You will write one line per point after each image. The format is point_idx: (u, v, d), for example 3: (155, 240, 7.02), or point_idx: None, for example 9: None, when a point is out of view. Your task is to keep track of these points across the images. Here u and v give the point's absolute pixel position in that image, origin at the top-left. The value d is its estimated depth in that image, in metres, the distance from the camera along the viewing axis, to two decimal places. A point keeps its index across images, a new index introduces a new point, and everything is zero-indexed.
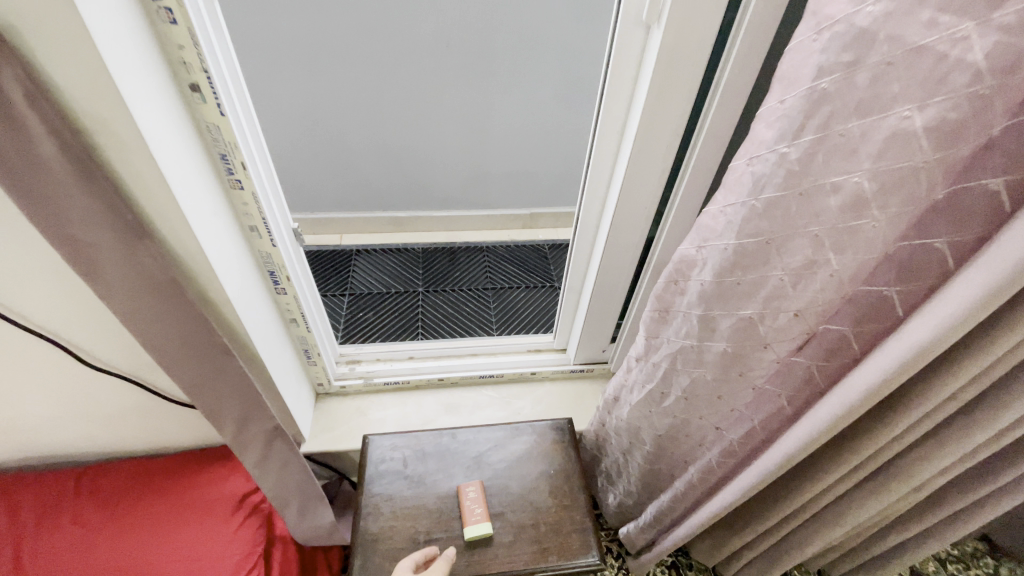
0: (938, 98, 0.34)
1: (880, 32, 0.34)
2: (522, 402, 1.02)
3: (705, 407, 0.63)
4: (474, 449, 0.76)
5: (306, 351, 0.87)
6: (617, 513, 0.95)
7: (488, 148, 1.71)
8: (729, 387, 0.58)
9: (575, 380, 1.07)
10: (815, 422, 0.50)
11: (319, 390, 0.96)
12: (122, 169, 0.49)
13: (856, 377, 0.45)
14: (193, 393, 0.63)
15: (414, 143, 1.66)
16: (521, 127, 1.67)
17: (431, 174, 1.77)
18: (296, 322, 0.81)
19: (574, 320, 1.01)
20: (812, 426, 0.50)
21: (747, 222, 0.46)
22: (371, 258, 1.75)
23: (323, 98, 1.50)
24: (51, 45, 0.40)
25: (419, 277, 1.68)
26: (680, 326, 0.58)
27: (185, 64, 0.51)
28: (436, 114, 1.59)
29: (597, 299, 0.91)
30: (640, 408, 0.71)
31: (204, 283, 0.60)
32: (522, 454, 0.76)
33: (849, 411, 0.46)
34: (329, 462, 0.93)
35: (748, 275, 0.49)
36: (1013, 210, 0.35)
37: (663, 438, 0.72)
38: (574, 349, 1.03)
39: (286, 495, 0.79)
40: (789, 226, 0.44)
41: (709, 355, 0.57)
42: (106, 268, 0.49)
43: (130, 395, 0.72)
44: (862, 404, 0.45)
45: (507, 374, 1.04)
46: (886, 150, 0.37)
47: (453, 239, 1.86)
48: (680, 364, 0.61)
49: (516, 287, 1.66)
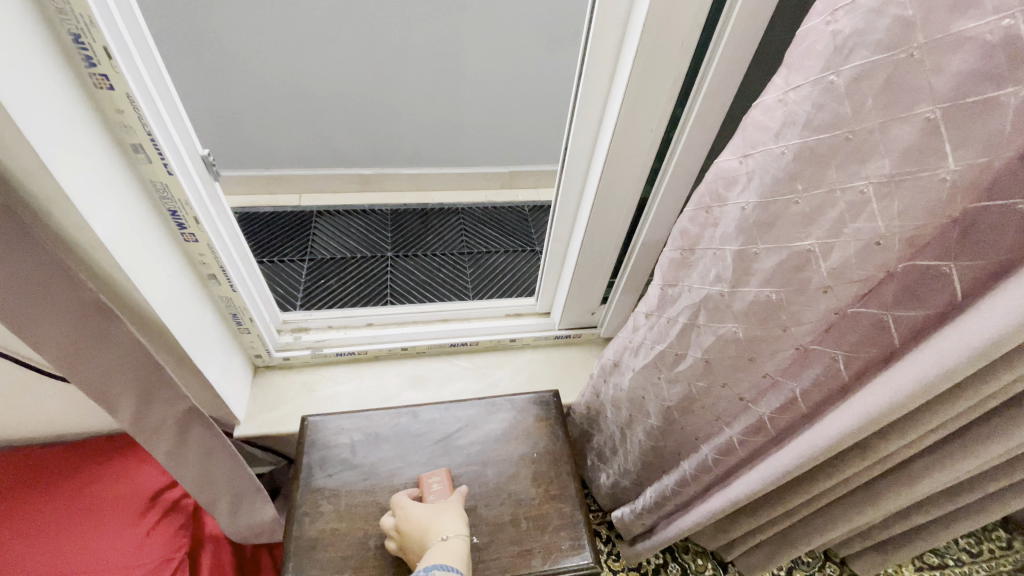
0: None
1: None
2: (500, 373, 0.89)
3: (729, 374, 0.50)
4: (440, 429, 0.63)
5: (236, 316, 0.71)
6: (609, 496, 0.84)
7: (461, 95, 1.53)
8: (764, 349, 0.46)
9: (559, 348, 0.94)
10: (893, 391, 0.38)
11: (259, 363, 0.81)
12: None
13: (965, 329, 0.33)
14: (66, 368, 0.47)
15: (377, 87, 1.46)
16: (498, 71, 1.49)
17: (396, 126, 1.58)
18: (216, 278, 0.65)
19: (560, 279, 0.87)
20: (889, 398, 0.38)
21: (819, 113, 0.32)
22: (334, 220, 1.57)
23: (270, 31, 1.29)
24: None
25: (388, 240, 1.52)
26: (706, 270, 0.45)
27: None
28: (402, 53, 1.39)
29: (588, 253, 0.77)
30: (643, 376, 0.59)
31: (62, 218, 0.44)
32: (502, 434, 0.63)
33: (943, 374, 0.34)
34: (272, 446, 0.79)
35: (810, 191, 0.35)
36: None
37: (670, 412, 0.60)
38: (559, 312, 0.90)
39: (213, 490, 0.65)
40: (885, 112, 0.31)
41: (740, 305, 0.44)
42: None
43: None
44: (967, 365, 0.33)
45: (482, 341, 0.90)
46: None
47: (425, 200, 1.69)
48: (703, 321, 0.48)
49: (494, 251, 1.51)
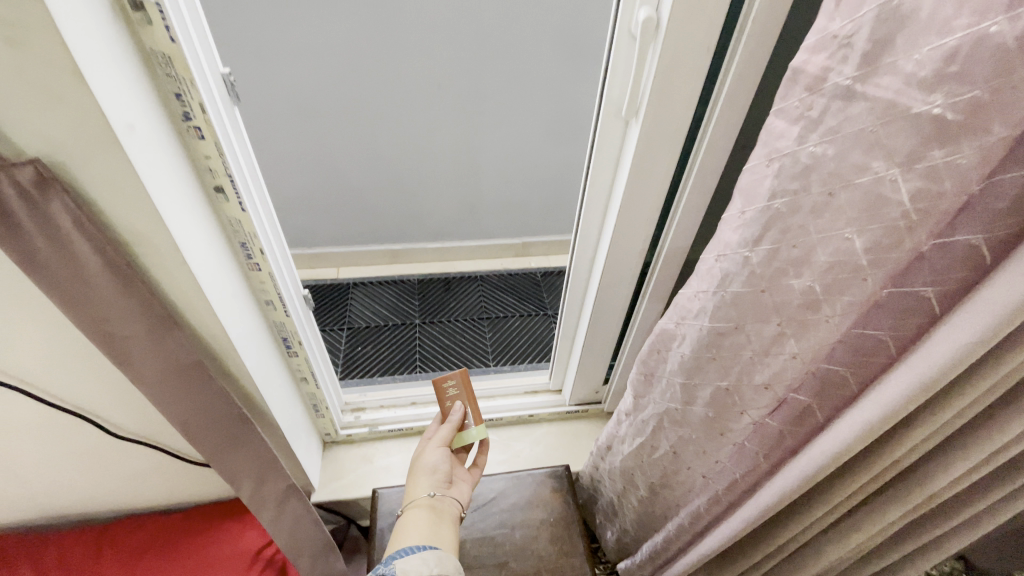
0: (872, 222, 0.40)
1: (819, 164, 0.41)
2: (521, 444, 1.07)
3: (692, 459, 0.68)
4: (478, 499, 0.81)
5: (314, 405, 0.92)
6: (614, 548, 0.99)
7: (480, 184, 1.76)
8: (713, 443, 0.64)
9: (569, 422, 1.13)
10: (790, 478, 0.55)
11: (327, 439, 1.01)
12: (155, 269, 0.53)
13: (822, 443, 0.51)
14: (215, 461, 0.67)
15: (408, 182, 1.71)
16: (512, 164, 1.72)
17: (423, 209, 1.80)
18: (305, 379, 0.86)
19: (569, 363, 1.07)
20: (789, 483, 0.56)
21: (719, 308, 0.52)
22: (367, 290, 1.77)
23: (319, 140, 1.54)
24: (102, 177, 0.45)
25: (415, 308, 1.71)
26: (664, 390, 0.64)
27: (209, 170, 0.56)
28: (429, 154, 1.64)
29: (591, 344, 0.98)
30: (631, 458, 0.77)
31: (225, 359, 0.64)
32: (526, 502, 0.81)
33: (817, 471, 0.52)
34: (338, 509, 0.97)
35: (722, 350, 0.55)
36: (941, 311, 0.41)
37: (655, 484, 0.77)
38: (569, 390, 1.09)
39: (299, 548, 0.83)
40: (756, 313, 0.50)
41: (693, 415, 0.63)
42: (140, 356, 0.55)
43: (157, 456, 0.76)
44: (830, 466, 0.51)
45: (505, 417, 1.10)
46: (833, 258, 0.43)
47: (448, 270, 1.88)
48: (667, 422, 0.66)
49: (509, 316, 1.70)
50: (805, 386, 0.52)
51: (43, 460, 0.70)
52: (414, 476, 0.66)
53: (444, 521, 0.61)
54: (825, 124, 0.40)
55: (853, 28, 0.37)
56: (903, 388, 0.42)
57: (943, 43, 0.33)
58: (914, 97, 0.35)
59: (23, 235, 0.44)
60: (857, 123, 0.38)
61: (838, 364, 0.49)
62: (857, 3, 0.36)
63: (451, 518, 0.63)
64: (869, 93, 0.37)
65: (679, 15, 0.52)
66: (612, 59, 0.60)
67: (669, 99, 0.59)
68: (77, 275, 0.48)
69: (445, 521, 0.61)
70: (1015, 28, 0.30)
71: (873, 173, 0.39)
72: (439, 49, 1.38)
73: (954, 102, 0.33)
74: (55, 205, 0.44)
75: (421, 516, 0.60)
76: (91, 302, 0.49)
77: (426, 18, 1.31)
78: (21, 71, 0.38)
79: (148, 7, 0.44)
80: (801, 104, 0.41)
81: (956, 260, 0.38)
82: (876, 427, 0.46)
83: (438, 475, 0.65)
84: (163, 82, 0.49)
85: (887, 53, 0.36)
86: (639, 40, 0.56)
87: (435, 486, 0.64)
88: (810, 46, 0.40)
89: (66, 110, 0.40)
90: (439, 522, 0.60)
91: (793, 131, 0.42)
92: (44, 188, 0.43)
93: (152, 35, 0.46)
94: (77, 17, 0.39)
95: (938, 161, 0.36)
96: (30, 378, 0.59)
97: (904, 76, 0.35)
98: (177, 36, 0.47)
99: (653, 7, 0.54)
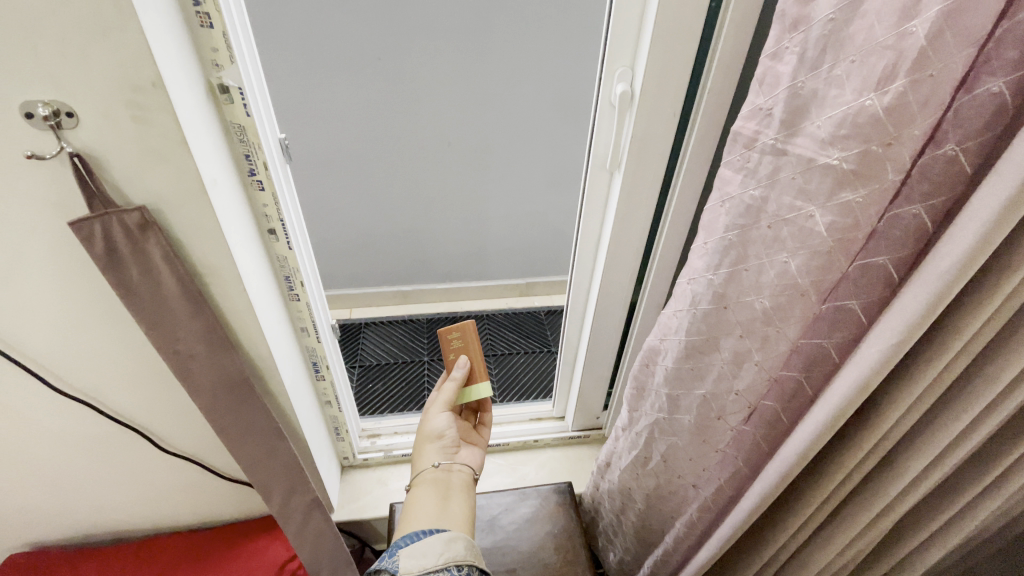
0: (804, 249, 0.49)
1: (762, 205, 0.50)
2: (527, 468, 1.14)
3: (682, 468, 0.75)
4: (488, 513, 0.87)
5: (336, 429, 1.00)
6: (618, 570, 1.02)
7: (486, 228, 1.89)
8: (700, 451, 0.71)
9: (572, 447, 1.19)
10: (766, 482, 0.61)
11: (344, 463, 1.09)
12: (220, 298, 0.63)
13: (790, 444, 0.57)
14: (250, 470, 0.76)
15: (420, 227, 1.84)
16: (515, 210, 1.85)
17: (433, 252, 1.92)
18: (329, 402, 0.95)
19: (570, 391, 1.15)
20: (763, 488, 0.61)
21: (693, 324, 0.60)
22: (379, 330, 1.83)
23: (339, 191, 1.67)
24: (187, 222, 0.56)
25: (424, 346, 1.76)
26: (654, 402, 0.71)
27: (266, 216, 0.68)
28: (439, 201, 1.77)
29: (590, 371, 1.06)
30: (629, 472, 0.82)
31: (267, 379, 0.74)
32: (532, 516, 0.87)
33: (789, 470, 0.57)
34: (355, 530, 1.03)
35: (700, 362, 0.63)
36: (868, 321, 0.50)
37: (652, 497, 0.82)
38: (571, 417, 1.16)
39: (319, 561, 0.90)
40: (723, 328, 0.58)
41: (680, 423, 0.70)
42: (200, 371, 0.65)
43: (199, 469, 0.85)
44: (798, 465, 0.56)
45: (511, 442, 1.16)
46: (779, 278, 0.51)
47: (456, 309, 1.97)
48: (658, 433, 0.73)
49: (515, 352, 1.73)
50: (772, 392, 0.60)
51: (106, 465, 0.81)
52: (421, 446, 0.73)
53: (456, 491, 0.68)
54: (762, 174, 0.49)
55: (772, 101, 0.46)
56: (842, 393, 0.49)
57: (838, 112, 0.43)
58: (825, 152, 0.44)
59: (124, 267, 0.55)
60: (787, 172, 0.47)
61: (795, 372, 0.57)
62: (773, 84, 0.46)
63: (463, 484, 0.70)
64: (792, 150, 0.46)
65: (647, 89, 0.65)
66: (597, 122, 0.73)
67: (644, 153, 0.71)
68: (160, 300, 0.58)
69: (457, 489, 0.69)
70: (883, 102, 0.40)
71: (800, 210, 0.48)
72: (449, 111, 1.53)
73: (850, 154, 0.43)
74: (150, 244, 0.55)
75: (429, 490, 0.67)
76: (167, 322, 0.60)
77: (436, 84, 1.47)
78: (143, 143, 0.50)
79: (233, 90, 0.57)
80: (742, 159, 0.50)
81: (874, 278, 0.47)
82: (829, 430, 0.52)
83: (443, 444, 0.73)
84: (236, 147, 0.61)
85: (803, 117, 0.45)
86: (617, 107, 0.69)
87: (441, 456, 0.72)
88: (743, 116, 0.49)
89: (168, 169, 0.52)
90: (452, 493, 0.68)
91: (738, 179, 0.51)
92: (144, 230, 0.54)
93: (233, 111, 0.59)
94: (187, 102, 0.51)
95: (849, 200, 0.45)
96: (93, 392, 0.70)
97: (816, 137, 0.45)
98: (252, 112, 0.60)
99: (627, 82, 0.68)
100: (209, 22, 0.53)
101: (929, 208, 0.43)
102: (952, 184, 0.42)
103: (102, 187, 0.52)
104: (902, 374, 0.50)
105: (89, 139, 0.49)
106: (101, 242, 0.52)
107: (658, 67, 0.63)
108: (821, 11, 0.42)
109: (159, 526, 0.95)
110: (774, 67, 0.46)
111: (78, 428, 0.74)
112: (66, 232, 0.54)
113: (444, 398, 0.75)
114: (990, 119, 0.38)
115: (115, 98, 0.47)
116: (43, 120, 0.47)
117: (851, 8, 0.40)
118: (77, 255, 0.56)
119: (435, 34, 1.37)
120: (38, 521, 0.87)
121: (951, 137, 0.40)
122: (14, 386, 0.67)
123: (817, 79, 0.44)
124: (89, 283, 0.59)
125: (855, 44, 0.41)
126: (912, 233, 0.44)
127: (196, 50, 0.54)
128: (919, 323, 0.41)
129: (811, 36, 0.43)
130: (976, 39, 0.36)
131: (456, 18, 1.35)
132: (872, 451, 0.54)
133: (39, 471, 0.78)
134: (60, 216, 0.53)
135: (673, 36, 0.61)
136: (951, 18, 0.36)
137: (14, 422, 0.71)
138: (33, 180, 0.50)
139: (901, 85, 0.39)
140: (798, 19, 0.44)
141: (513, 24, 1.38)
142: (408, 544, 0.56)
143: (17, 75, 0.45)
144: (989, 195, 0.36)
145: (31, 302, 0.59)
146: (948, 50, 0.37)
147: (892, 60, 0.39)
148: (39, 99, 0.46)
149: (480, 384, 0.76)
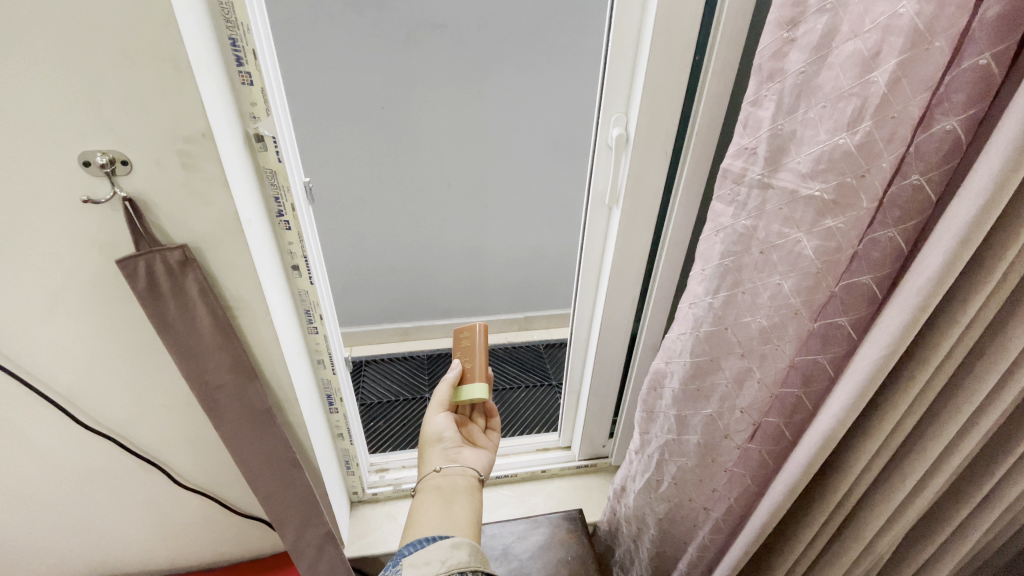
0: (795, 271, 0.53)
1: (753, 233, 0.55)
2: (536, 499, 1.15)
3: (692, 490, 0.75)
4: (501, 543, 0.88)
5: (347, 462, 1.02)
6: None
7: (485, 263, 1.94)
8: (708, 471, 0.72)
9: (579, 477, 1.21)
10: (774, 497, 0.63)
11: (354, 498, 1.10)
12: (249, 331, 0.66)
13: (795, 456, 0.59)
14: (268, 502, 0.78)
15: (420, 264, 1.88)
16: (514, 245, 1.90)
17: (433, 289, 1.96)
18: (342, 435, 0.97)
19: (576, 421, 1.18)
20: (769, 507, 0.63)
21: (696, 344, 0.63)
22: (380, 366, 1.82)
23: (342, 232, 1.72)
24: (224, 258, 0.60)
25: (425, 382, 1.73)
26: (663, 424, 0.72)
27: (291, 253, 0.73)
28: (438, 237, 1.82)
29: (595, 399, 1.08)
30: (642, 495, 0.81)
31: (287, 410, 0.76)
32: (546, 543, 0.88)
33: (794, 482, 0.59)
34: (365, 568, 1.03)
35: (705, 382, 0.65)
36: (857, 336, 0.54)
37: (665, 522, 0.82)
38: (577, 447, 1.19)
39: None
40: (724, 348, 0.61)
41: (689, 445, 0.70)
42: (225, 401, 0.68)
43: (211, 505, 0.86)
44: (799, 482, 0.59)
45: (519, 473, 1.18)
46: (773, 299, 0.55)
47: None
48: (668, 454, 0.74)
49: (517, 387, 1.70)
50: (774, 408, 0.63)
51: (123, 502, 0.81)
52: (424, 452, 0.77)
53: (461, 493, 0.70)
54: (751, 206, 0.54)
55: (756, 141, 0.52)
56: (839, 408, 0.52)
57: (815, 149, 0.48)
58: (806, 184, 0.50)
59: (164, 301, 0.59)
60: (773, 204, 0.52)
61: (795, 388, 0.61)
62: (756, 126, 0.52)
63: (469, 486, 0.72)
64: (776, 183, 0.52)
65: (640, 132, 0.72)
66: (595, 162, 0.79)
67: (640, 190, 0.78)
68: (190, 331, 0.62)
69: (462, 491, 0.71)
70: (853, 140, 0.46)
71: (788, 237, 0.52)
72: (448, 152, 1.60)
73: (829, 185, 0.49)
74: (189, 280, 0.59)
75: (434, 497, 0.69)
76: (199, 354, 0.64)
77: (437, 129, 1.55)
78: (188, 187, 0.55)
79: (267, 139, 0.63)
80: (732, 193, 0.55)
81: (859, 297, 0.52)
82: (823, 450, 0.55)
83: (442, 446, 0.77)
84: (267, 189, 0.67)
85: (783, 155, 0.51)
86: (614, 149, 0.76)
87: (443, 459, 0.75)
88: (730, 155, 0.54)
89: (211, 210, 0.57)
90: (456, 495, 0.70)
91: (730, 211, 0.56)
92: (184, 267, 0.59)
93: (266, 157, 0.64)
94: (229, 151, 0.56)
95: (831, 226, 0.50)
96: (117, 426, 0.72)
97: (797, 171, 0.50)
98: (283, 158, 0.65)
99: (622, 127, 0.75)
100: (249, 79, 0.59)
101: (902, 232, 0.48)
102: (919, 211, 0.47)
103: (148, 228, 0.56)
104: (892, 389, 0.52)
105: (140, 184, 0.54)
106: (143, 278, 0.57)
107: (650, 112, 0.70)
108: (794, 64, 0.48)
109: (171, 564, 0.95)
110: (756, 113, 0.52)
111: (99, 463, 0.75)
112: (110, 270, 0.58)
113: (439, 401, 0.79)
114: (946, 153, 0.44)
115: (170, 147, 0.52)
116: (99, 168, 0.51)
117: (818, 63, 0.47)
118: (117, 290, 0.60)
119: (434, 83, 1.46)
120: (50, 559, 0.86)
121: (915, 169, 0.46)
122: (44, 422, 0.69)
123: (795, 122, 0.49)
124: (124, 316, 0.62)
125: (824, 92, 0.47)
126: (889, 255, 0.49)
127: (236, 105, 0.60)
128: (905, 334, 0.45)
129: (787, 85, 0.49)
130: (927, 87, 0.42)
131: (456, 66, 1.44)
132: (866, 468, 0.57)
133: (56, 508, 0.79)
134: (104, 255, 0.57)
135: (660, 87, 0.68)
136: (906, 69, 0.43)
137: (39, 459, 0.72)
138: (87, 224, 0.55)
139: (867, 126, 0.45)
140: (773, 72, 0.49)
141: (508, 73, 1.48)
142: (411, 553, 0.57)
143: (80, 130, 0.50)
144: (953, 218, 0.41)
145: (68, 336, 0.62)
146: (904, 95, 0.43)
147: (858, 104, 0.45)
148: (97, 149, 0.51)
149: (473, 387, 0.78)
